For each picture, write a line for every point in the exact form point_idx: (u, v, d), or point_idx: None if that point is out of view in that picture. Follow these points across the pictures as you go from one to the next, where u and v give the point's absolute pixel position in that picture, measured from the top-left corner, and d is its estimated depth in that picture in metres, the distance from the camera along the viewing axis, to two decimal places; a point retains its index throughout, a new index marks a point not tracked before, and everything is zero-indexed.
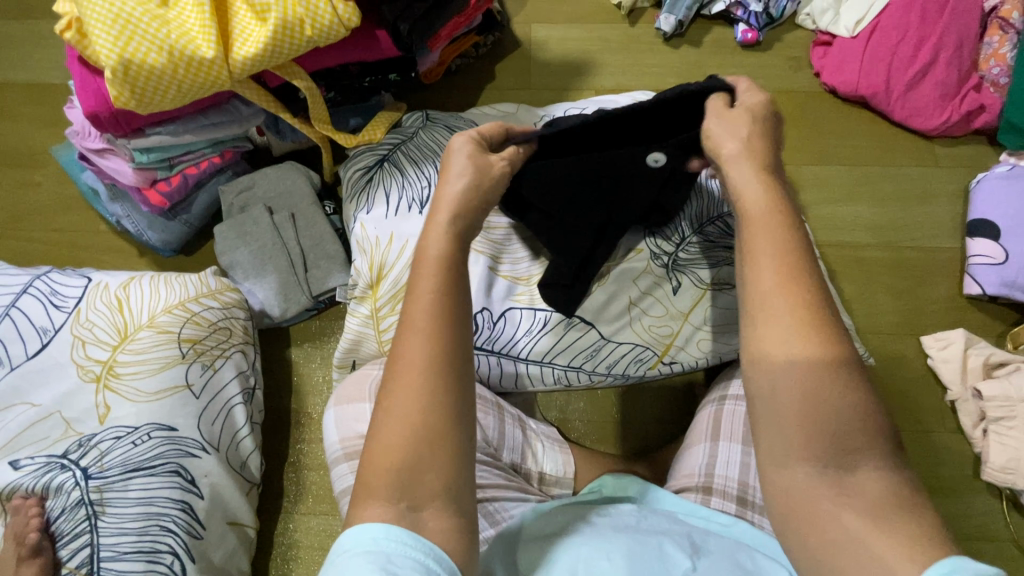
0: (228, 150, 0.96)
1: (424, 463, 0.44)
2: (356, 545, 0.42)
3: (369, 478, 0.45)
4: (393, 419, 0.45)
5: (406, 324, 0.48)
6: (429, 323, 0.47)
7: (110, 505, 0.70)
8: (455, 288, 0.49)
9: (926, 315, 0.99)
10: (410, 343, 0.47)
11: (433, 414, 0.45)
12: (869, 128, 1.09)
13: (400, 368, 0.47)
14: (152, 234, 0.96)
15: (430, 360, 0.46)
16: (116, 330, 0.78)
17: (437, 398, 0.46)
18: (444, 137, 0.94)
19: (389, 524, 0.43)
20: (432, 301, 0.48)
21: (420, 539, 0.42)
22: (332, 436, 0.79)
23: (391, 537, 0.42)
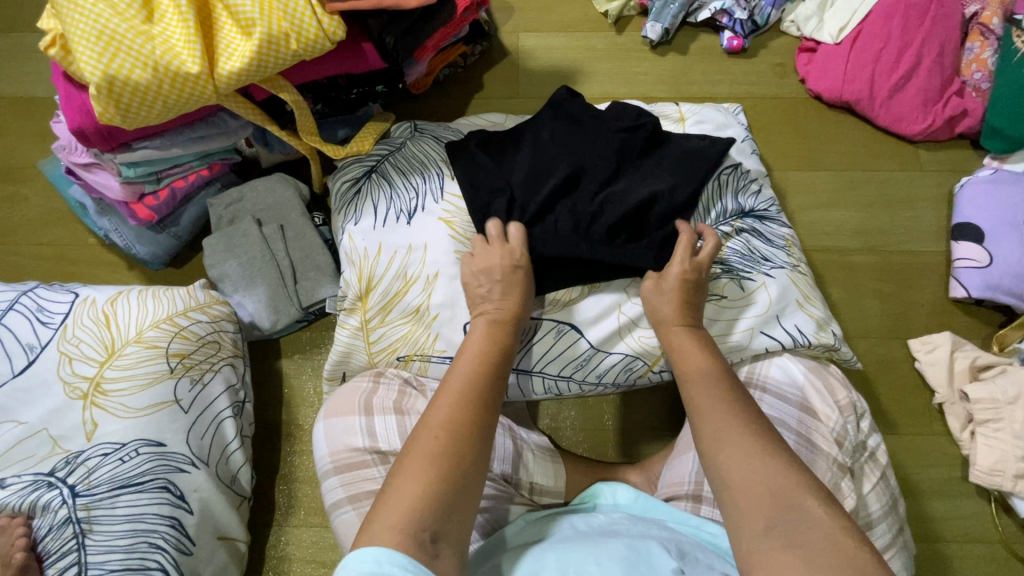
0: (216, 163, 0.96)
1: (444, 510, 0.52)
2: (361, 566, 0.47)
3: (387, 514, 0.51)
4: (409, 476, 0.54)
5: (447, 387, 0.62)
6: (470, 377, 0.63)
7: (98, 523, 0.70)
8: (497, 356, 0.67)
9: (913, 318, 1.00)
10: (444, 403, 0.60)
11: (447, 471, 0.54)
12: (854, 133, 1.11)
13: (436, 407, 0.60)
14: (140, 248, 0.96)
15: (459, 417, 0.58)
16: (103, 346, 0.77)
17: (454, 463, 0.55)
18: (432, 147, 0.94)
19: (393, 550, 0.48)
20: (476, 359, 0.65)
21: (418, 567, 0.47)
22: (322, 450, 0.80)
23: (395, 561, 0.47)
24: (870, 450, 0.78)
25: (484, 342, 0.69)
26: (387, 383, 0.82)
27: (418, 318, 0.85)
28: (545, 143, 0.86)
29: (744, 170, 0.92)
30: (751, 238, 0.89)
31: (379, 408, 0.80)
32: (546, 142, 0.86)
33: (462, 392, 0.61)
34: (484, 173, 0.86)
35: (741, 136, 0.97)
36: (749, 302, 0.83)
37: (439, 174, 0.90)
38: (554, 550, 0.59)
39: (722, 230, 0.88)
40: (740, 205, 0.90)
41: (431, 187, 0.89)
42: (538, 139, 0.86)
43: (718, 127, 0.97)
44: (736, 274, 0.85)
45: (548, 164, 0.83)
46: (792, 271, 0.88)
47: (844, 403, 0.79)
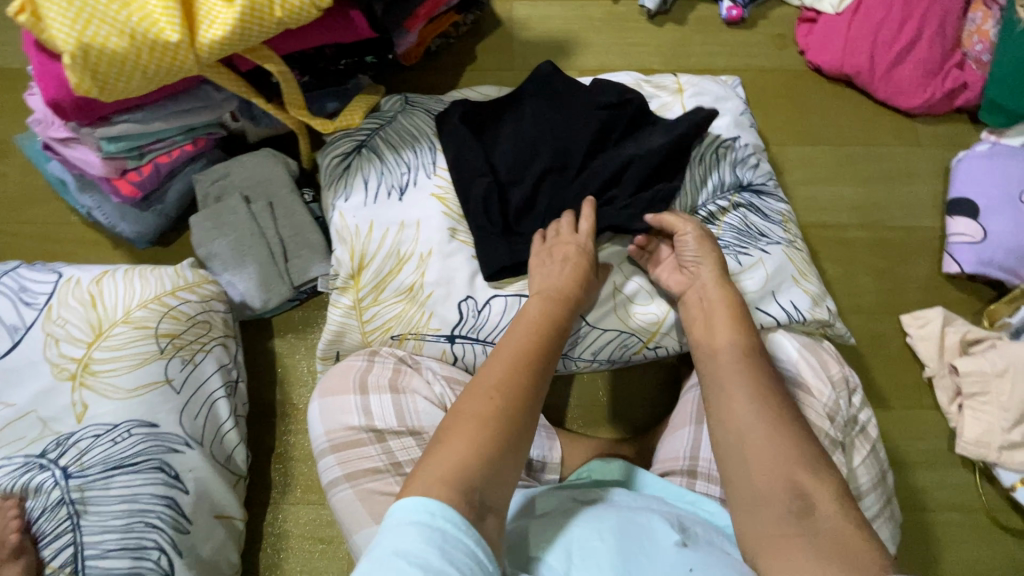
0: (201, 138, 0.93)
1: (490, 472, 0.51)
2: (412, 514, 0.46)
3: (438, 467, 0.50)
4: (460, 432, 0.52)
5: (502, 353, 0.60)
6: (529, 346, 0.61)
7: (92, 504, 0.69)
8: (556, 331, 0.65)
9: (905, 294, 1.01)
10: (499, 367, 0.58)
11: (498, 433, 0.53)
12: (852, 107, 1.09)
13: (493, 368, 0.58)
14: (125, 226, 0.94)
15: (515, 383, 0.57)
16: (90, 326, 0.76)
17: (505, 425, 0.54)
18: (423, 121, 0.92)
19: (444, 503, 0.47)
20: (534, 331, 0.64)
21: (469, 525, 0.46)
22: (318, 429, 0.80)
23: (447, 517, 0.46)
24: (861, 425, 0.79)
25: (540, 315, 0.66)
26: (382, 361, 0.82)
27: (410, 297, 0.84)
28: (524, 126, 0.85)
29: (742, 144, 0.92)
30: (748, 213, 0.88)
31: (374, 386, 0.79)
32: (526, 124, 0.85)
33: (517, 358, 0.59)
34: (468, 149, 0.84)
35: (740, 110, 0.95)
36: (745, 277, 0.83)
37: (432, 148, 0.89)
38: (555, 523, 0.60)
39: (719, 204, 0.88)
40: (739, 178, 0.90)
41: (423, 162, 0.88)
42: (521, 121, 0.86)
43: (717, 100, 0.95)
44: (732, 249, 0.85)
45: (528, 151, 0.83)
46: (788, 247, 0.87)
47: (837, 378, 0.80)
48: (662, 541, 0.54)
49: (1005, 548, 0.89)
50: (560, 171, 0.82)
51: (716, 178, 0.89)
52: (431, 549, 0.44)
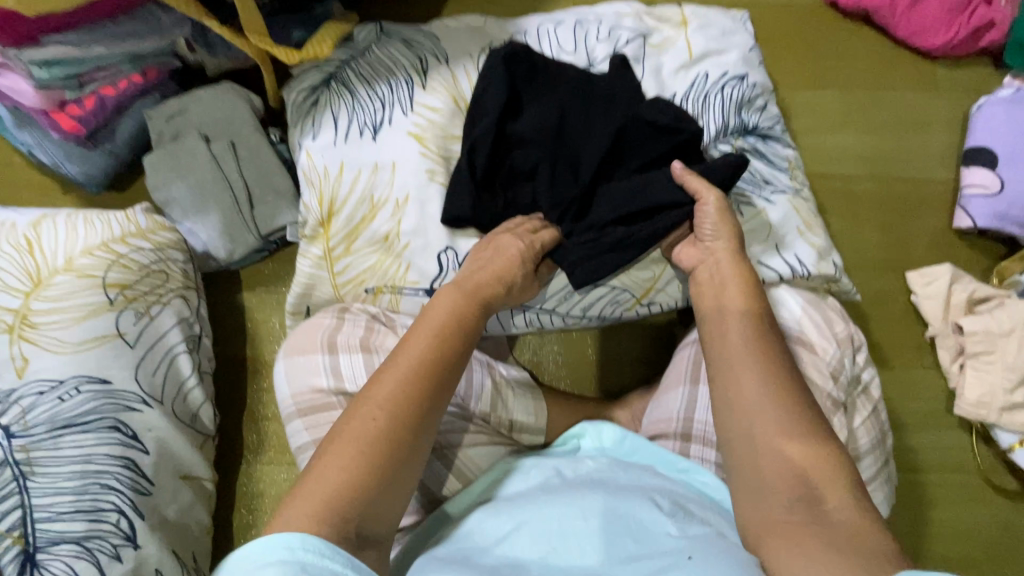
0: (151, 69, 0.84)
1: (366, 500, 0.50)
2: (268, 553, 0.42)
3: (306, 497, 0.48)
4: (330, 461, 0.50)
5: (398, 365, 0.56)
6: (423, 358, 0.56)
7: (40, 465, 0.65)
8: (460, 337, 0.60)
9: (913, 250, 0.95)
10: (391, 384, 0.54)
11: (372, 462, 0.51)
12: (870, 47, 1.00)
13: (380, 385, 0.54)
14: (71, 167, 0.84)
15: (398, 404, 0.53)
16: (28, 276, 0.69)
17: (379, 453, 0.51)
18: (400, 51, 0.82)
19: (304, 533, 0.44)
20: (434, 340, 0.58)
21: (335, 550, 0.44)
22: (284, 391, 0.75)
23: (308, 547, 0.43)
24: (864, 385, 0.76)
25: (448, 314, 0.61)
26: (353, 319, 0.76)
27: (386, 248, 0.77)
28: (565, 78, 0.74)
29: (750, 82, 0.84)
30: (753, 159, 0.82)
31: (345, 345, 0.73)
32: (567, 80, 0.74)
33: (409, 370, 0.55)
34: (488, 93, 0.73)
35: (750, 45, 0.86)
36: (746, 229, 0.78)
37: (409, 82, 0.80)
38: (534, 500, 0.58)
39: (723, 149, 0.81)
40: (744, 121, 0.83)
41: (400, 97, 0.79)
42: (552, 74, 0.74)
43: (724, 34, 0.86)
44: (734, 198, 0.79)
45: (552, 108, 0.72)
46: (794, 197, 0.81)
47: (842, 336, 0.76)
48: (656, 528, 0.54)
49: (996, 507, 0.88)
50: (581, 126, 0.72)
51: (720, 119, 0.82)
52: None
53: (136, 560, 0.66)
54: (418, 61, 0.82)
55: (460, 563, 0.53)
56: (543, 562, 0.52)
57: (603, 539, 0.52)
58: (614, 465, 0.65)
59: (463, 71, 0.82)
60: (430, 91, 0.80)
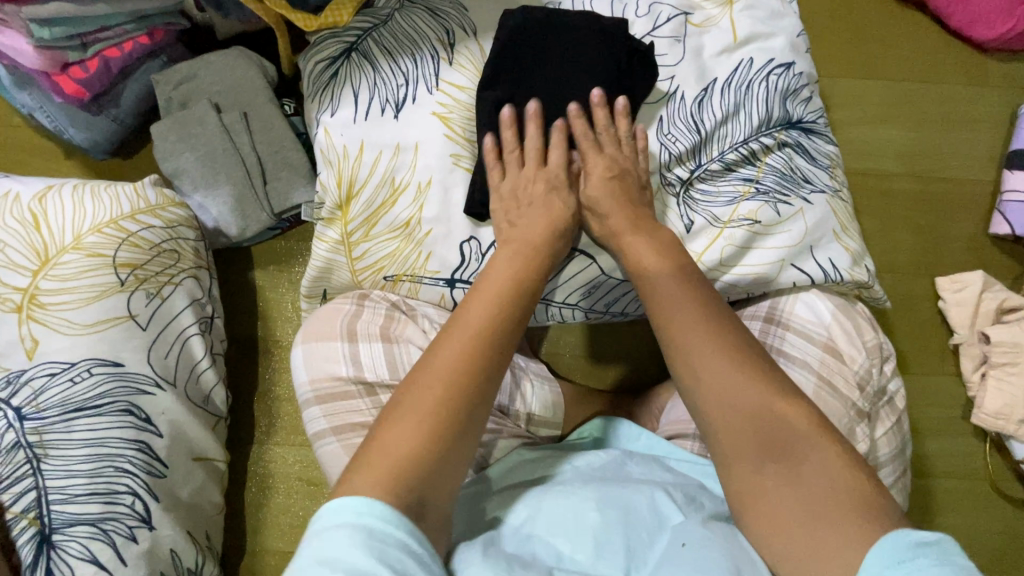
0: (158, 29, 0.78)
1: (432, 471, 0.47)
2: (334, 519, 0.43)
3: (378, 460, 0.46)
4: (398, 426, 0.48)
5: (463, 331, 0.53)
6: (487, 324, 0.54)
7: (54, 447, 0.63)
8: (521, 306, 0.58)
9: (944, 254, 0.93)
10: (456, 352, 0.52)
11: (442, 426, 0.49)
12: (919, 35, 0.95)
13: (446, 346, 0.53)
14: (74, 132, 0.81)
15: (467, 369, 0.51)
16: (34, 252, 0.66)
17: (450, 417, 0.49)
18: (425, 21, 0.77)
19: (376, 500, 0.44)
20: (497, 305, 0.56)
21: (401, 518, 0.43)
22: (301, 376, 0.73)
23: (374, 512, 0.43)
24: (889, 395, 0.75)
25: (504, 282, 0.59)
26: (374, 306, 0.74)
27: (405, 235, 0.74)
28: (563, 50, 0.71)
29: (795, 72, 0.79)
30: (794, 154, 0.78)
31: (364, 333, 0.72)
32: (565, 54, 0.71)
33: (473, 335, 0.53)
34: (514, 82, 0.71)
35: (797, 30, 0.82)
36: (783, 228, 0.74)
37: (434, 57, 0.76)
38: (551, 490, 0.57)
39: (763, 142, 0.77)
40: (788, 113, 0.79)
41: (424, 73, 0.75)
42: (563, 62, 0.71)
43: (771, 16, 0.81)
44: (773, 196, 0.75)
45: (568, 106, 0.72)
46: (832, 197, 0.78)
47: (871, 345, 0.74)
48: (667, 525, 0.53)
49: (1002, 515, 0.89)
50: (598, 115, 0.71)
51: (763, 110, 0.78)
52: (360, 549, 0.41)
53: (152, 540, 0.66)
54: (445, 33, 0.77)
55: (485, 545, 0.52)
56: (569, 553, 0.51)
57: (623, 537, 0.51)
58: (629, 458, 0.65)
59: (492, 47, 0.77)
60: (457, 69, 0.76)
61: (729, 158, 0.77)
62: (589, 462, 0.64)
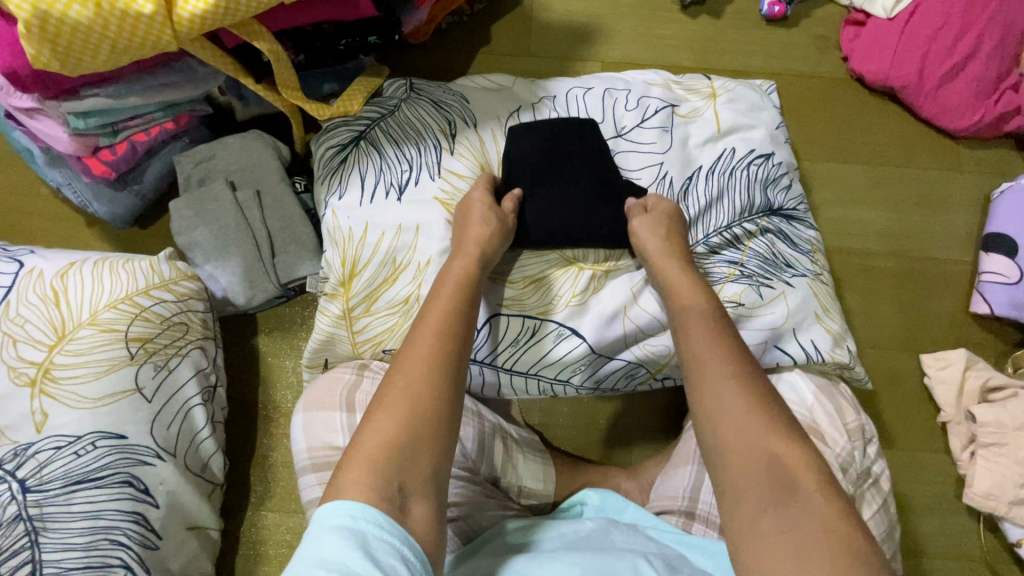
0: (183, 115, 0.84)
1: (411, 460, 0.51)
2: (332, 522, 0.46)
3: (364, 452, 0.51)
4: (381, 423, 0.53)
5: (423, 334, 0.59)
6: (445, 323, 0.61)
7: (52, 521, 0.64)
8: (469, 307, 0.64)
9: (928, 332, 0.95)
10: (421, 352, 0.58)
11: (419, 418, 0.53)
12: (893, 123, 1.01)
13: (418, 343, 0.58)
14: (97, 206, 0.86)
15: (437, 365, 0.57)
16: (52, 327, 0.68)
17: (425, 409, 0.54)
18: (430, 112, 0.85)
19: (367, 502, 0.47)
20: (450, 308, 0.62)
21: (395, 525, 0.47)
22: (300, 443, 0.75)
23: (368, 518, 0.46)
24: (874, 477, 0.76)
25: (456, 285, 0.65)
26: (372, 377, 0.77)
27: (406, 312, 0.78)
28: (572, 148, 0.82)
29: (775, 161, 0.85)
30: (776, 240, 0.82)
31: (362, 405, 0.74)
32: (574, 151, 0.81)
33: (435, 333, 0.59)
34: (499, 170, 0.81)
35: (776, 121, 0.88)
36: (766, 311, 0.78)
37: (437, 147, 0.82)
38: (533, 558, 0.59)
39: (747, 227, 0.82)
40: (769, 200, 0.84)
41: (427, 160, 0.81)
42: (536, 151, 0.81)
43: (751, 109, 0.88)
44: (756, 279, 0.79)
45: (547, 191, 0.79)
46: (814, 280, 0.81)
47: (853, 427, 0.76)
48: None
49: None
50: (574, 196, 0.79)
51: (745, 198, 0.83)
52: (357, 552, 0.44)
53: None
54: (448, 123, 0.84)
55: None
56: None
57: None
58: (615, 527, 0.66)
59: (490, 136, 0.84)
60: (457, 156, 0.82)
61: (713, 243, 0.81)
62: (571, 530, 0.65)
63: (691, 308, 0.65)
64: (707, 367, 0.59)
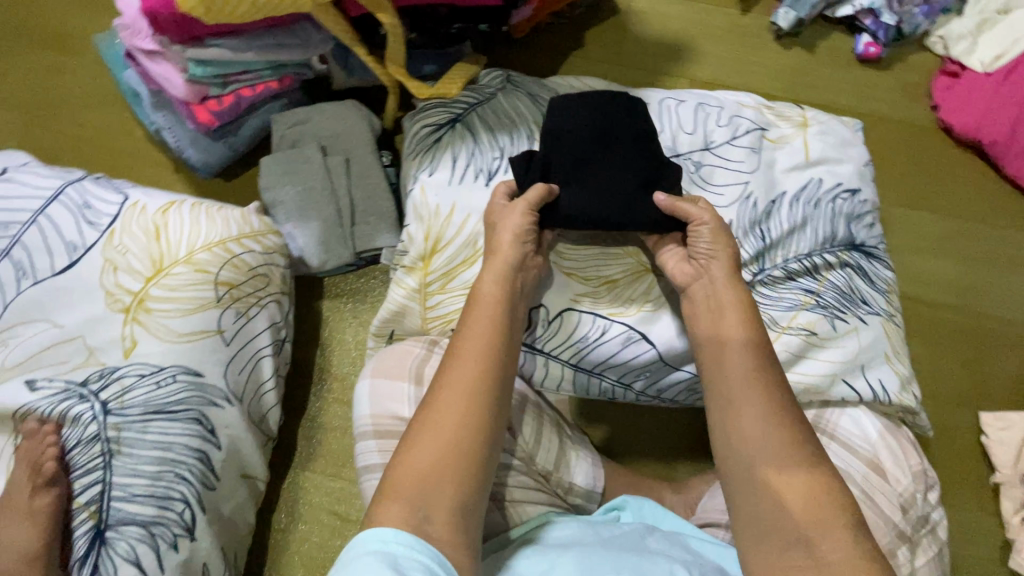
0: (287, 77, 0.87)
1: (440, 485, 0.55)
2: (370, 544, 0.50)
3: (396, 483, 0.55)
4: (417, 453, 0.56)
5: (457, 358, 0.61)
6: (481, 343, 0.62)
7: (126, 446, 0.66)
8: (504, 319, 0.65)
9: (989, 390, 0.94)
10: (457, 375, 0.60)
11: (451, 449, 0.56)
12: (975, 177, 1.01)
13: (454, 367, 0.60)
14: (192, 153, 0.89)
15: (471, 391, 0.59)
16: (150, 260, 0.70)
17: (456, 441, 0.57)
18: (525, 105, 0.86)
19: (397, 529, 0.51)
20: (485, 325, 0.63)
21: (423, 545, 0.50)
22: (364, 408, 0.76)
23: (399, 541, 0.50)
24: (932, 524, 0.78)
25: (493, 296, 0.66)
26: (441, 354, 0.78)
27: None
28: (625, 126, 0.74)
29: (860, 198, 0.85)
30: (855, 275, 0.82)
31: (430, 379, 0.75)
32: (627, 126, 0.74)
33: (469, 355, 0.61)
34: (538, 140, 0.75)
35: (865, 158, 0.88)
36: (837, 343, 0.79)
37: (530, 138, 0.84)
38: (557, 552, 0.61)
39: (827, 258, 0.82)
40: (851, 235, 0.84)
41: (519, 151, 0.83)
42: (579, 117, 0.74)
43: (842, 143, 0.88)
44: (832, 311, 0.80)
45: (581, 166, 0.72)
46: (887, 320, 0.81)
47: (916, 470, 0.79)
48: None
49: None
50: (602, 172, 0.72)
51: (829, 229, 0.83)
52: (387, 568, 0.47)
53: (190, 552, 0.68)
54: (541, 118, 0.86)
55: None
56: None
57: None
58: (653, 534, 0.66)
59: None
60: None
61: (793, 269, 0.82)
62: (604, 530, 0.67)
63: (739, 339, 0.62)
64: (747, 403, 0.59)
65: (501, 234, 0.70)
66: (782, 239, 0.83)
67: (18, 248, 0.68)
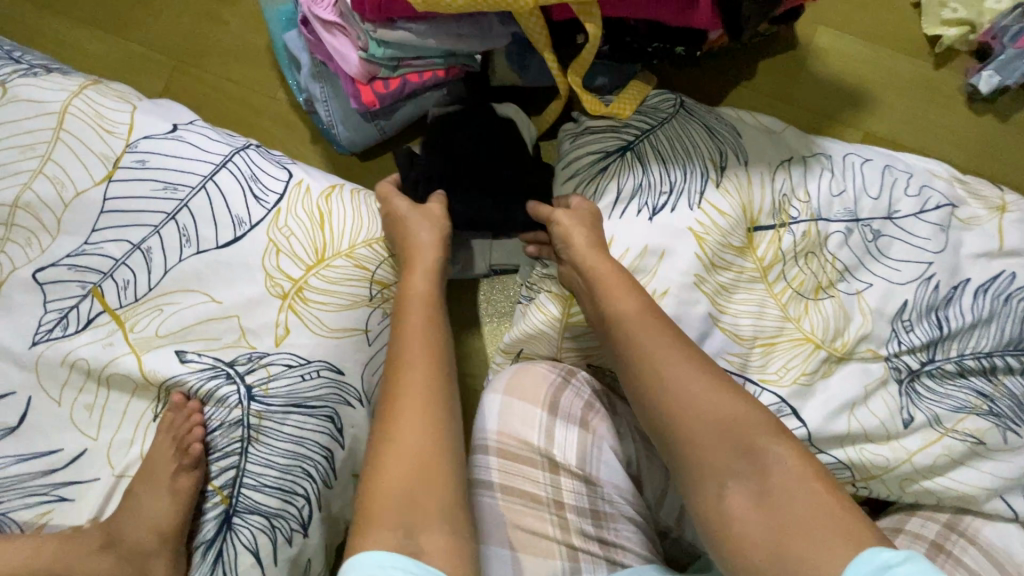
0: (456, 67, 0.82)
1: (417, 502, 0.48)
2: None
3: (369, 511, 0.48)
4: (383, 473, 0.50)
5: (399, 371, 0.56)
6: (422, 347, 0.58)
7: (265, 435, 0.64)
8: (436, 316, 0.62)
9: None
10: (403, 387, 0.55)
11: (424, 463, 0.50)
12: None
13: (399, 380, 0.55)
14: (342, 130, 0.86)
15: (424, 399, 0.54)
16: (312, 247, 0.68)
17: (428, 454, 0.51)
18: (703, 138, 0.80)
19: (388, 551, 0.44)
20: (421, 326, 0.60)
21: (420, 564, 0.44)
22: (487, 424, 0.72)
23: (392, 562, 0.44)
24: None
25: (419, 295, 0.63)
26: (577, 388, 0.74)
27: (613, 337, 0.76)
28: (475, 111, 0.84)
29: None
30: None
31: (566, 413, 0.71)
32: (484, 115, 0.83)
33: (409, 362, 0.56)
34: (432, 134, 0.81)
35: None
36: (1008, 458, 0.72)
37: (704, 175, 0.78)
38: None
39: (1010, 361, 0.75)
40: None
41: (691, 187, 0.77)
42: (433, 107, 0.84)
43: None
44: (1006, 421, 0.72)
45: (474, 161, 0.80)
46: None
47: None
48: None
49: None
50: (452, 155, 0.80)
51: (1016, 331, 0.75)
52: None
53: (301, 547, 0.66)
54: (719, 154, 0.79)
55: None
56: None
57: None
58: None
59: (759, 180, 0.79)
60: (722, 191, 0.77)
61: (967, 366, 0.75)
62: None
63: (672, 369, 0.57)
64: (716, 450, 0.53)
65: (413, 234, 0.68)
66: (961, 332, 0.76)
67: (184, 212, 0.66)
